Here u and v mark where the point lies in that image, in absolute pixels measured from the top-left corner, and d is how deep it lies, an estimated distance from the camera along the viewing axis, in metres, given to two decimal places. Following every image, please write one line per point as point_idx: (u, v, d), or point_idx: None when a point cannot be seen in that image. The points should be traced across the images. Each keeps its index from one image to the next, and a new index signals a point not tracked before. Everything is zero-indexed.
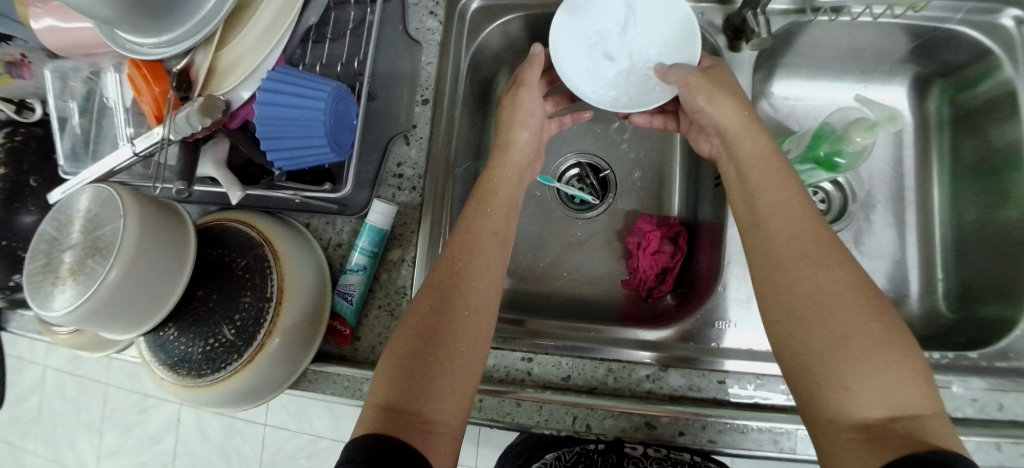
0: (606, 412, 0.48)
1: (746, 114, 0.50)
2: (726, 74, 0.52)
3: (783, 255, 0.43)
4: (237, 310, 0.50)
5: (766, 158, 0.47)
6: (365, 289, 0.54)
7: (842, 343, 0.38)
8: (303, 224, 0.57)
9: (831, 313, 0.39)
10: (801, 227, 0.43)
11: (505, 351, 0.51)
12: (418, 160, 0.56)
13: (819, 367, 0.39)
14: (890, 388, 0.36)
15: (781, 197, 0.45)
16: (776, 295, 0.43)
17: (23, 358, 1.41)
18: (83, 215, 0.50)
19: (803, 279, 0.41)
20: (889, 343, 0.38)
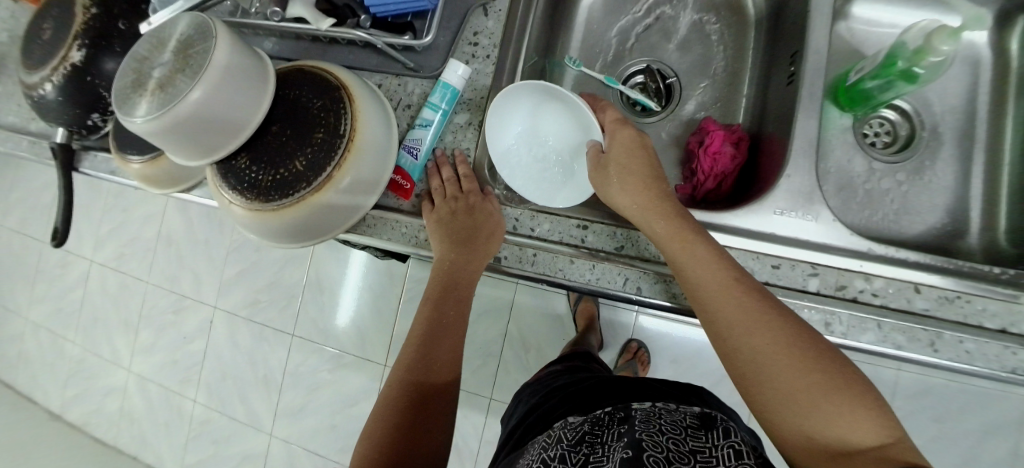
0: (656, 277, 0.49)
1: (652, 180, 0.50)
2: (622, 149, 0.52)
3: (726, 319, 0.44)
4: (309, 145, 0.52)
5: (677, 227, 0.47)
6: (430, 146, 0.56)
7: (790, 397, 0.40)
8: (376, 84, 0.58)
9: (774, 370, 0.41)
10: (728, 296, 0.44)
11: (561, 217, 0.52)
12: (495, 31, 0.57)
13: (783, 418, 0.41)
14: (849, 429, 0.39)
15: (707, 273, 0.45)
16: (731, 357, 0.44)
17: (70, 252, 1.47)
18: (178, 37, 0.52)
19: (743, 346, 0.43)
20: (837, 390, 0.40)
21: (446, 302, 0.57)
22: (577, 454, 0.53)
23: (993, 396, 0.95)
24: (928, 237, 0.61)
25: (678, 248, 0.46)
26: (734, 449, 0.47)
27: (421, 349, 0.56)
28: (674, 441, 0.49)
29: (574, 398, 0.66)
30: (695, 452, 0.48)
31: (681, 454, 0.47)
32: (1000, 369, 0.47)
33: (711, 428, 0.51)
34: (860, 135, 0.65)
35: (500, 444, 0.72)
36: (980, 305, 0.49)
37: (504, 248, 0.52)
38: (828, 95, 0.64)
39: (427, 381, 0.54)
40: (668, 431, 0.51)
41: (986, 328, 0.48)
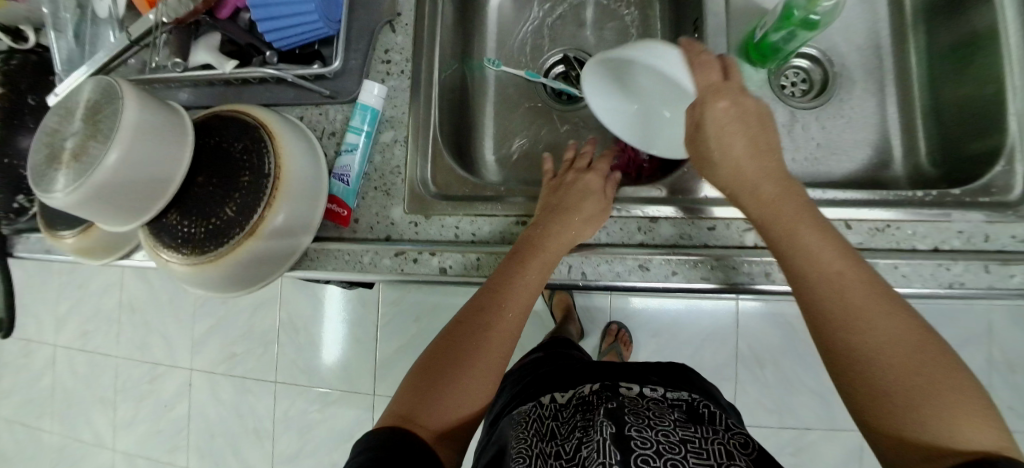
0: (600, 259, 0.49)
1: (761, 153, 0.47)
2: (719, 110, 0.47)
3: (849, 297, 0.40)
4: (236, 190, 0.52)
5: (785, 208, 0.44)
6: (360, 169, 0.55)
7: (899, 392, 0.36)
8: (297, 117, 0.58)
9: (889, 355, 0.37)
10: (848, 273, 0.41)
11: (500, 217, 0.53)
12: (405, 45, 0.57)
13: (890, 410, 0.36)
14: (963, 431, 0.34)
15: (815, 251, 0.42)
16: (841, 334, 0.39)
17: (31, 340, 1.42)
18: (85, 103, 0.51)
19: (860, 327, 0.39)
20: (954, 389, 0.36)
21: (507, 296, 0.48)
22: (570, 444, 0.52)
23: (957, 312, 0.99)
24: (859, 173, 0.64)
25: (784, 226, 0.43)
26: (722, 447, 0.48)
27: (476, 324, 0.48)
28: (664, 432, 0.50)
29: (560, 380, 0.66)
30: (685, 443, 0.49)
31: (672, 445, 0.48)
32: (938, 284, 0.49)
33: (701, 423, 0.53)
34: (778, 86, 0.67)
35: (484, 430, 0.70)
36: (911, 230, 0.52)
37: (447, 257, 0.51)
38: (741, 55, 0.67)
39: (453, 388, 0.45)
40: (658, 422, 0.52)
41: (919, 251, 0.51)
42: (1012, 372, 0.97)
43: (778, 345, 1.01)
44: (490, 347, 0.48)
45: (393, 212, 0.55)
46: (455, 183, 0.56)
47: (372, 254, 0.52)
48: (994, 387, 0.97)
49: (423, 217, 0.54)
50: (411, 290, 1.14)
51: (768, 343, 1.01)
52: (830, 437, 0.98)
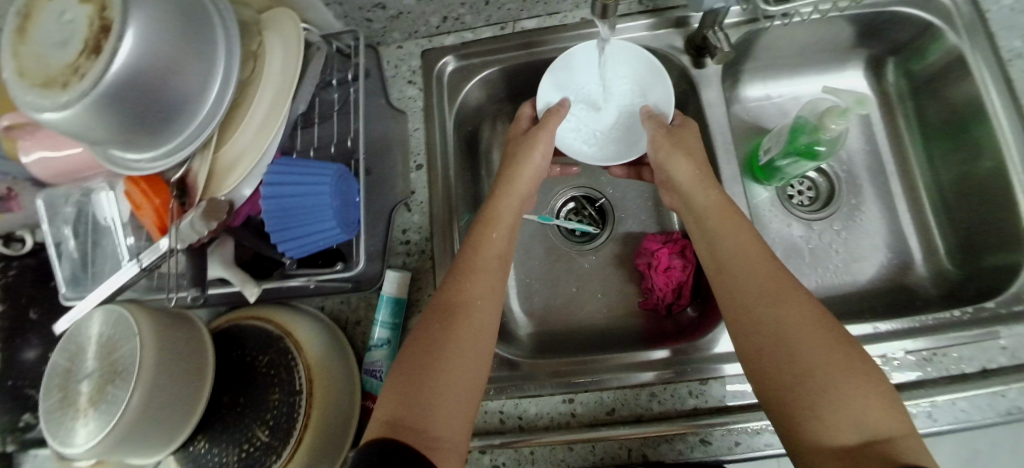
0: (659, 438, 0.48)
1: (703, 174, 0.52)
2: (692, 131, 0.55)
3: (748, 291, 0.45)
4: (268, 410, 0.49)
5: (726, 210, 0.50)
6: (391, 362, 0.53)
7: (806, 371, 0.40)
8: (318, 308, 0.57)
9: (793, 344, 0.41)
10: (758, 266, 0.46)
11: (545, 396, 0.51)
12: (422, 224, 0.57)
13: (794, 399, 0.40)
14: (853, 410, 0.38)
15: (738, 246, 0.48)
16: (747, 330, 0.44)
17: None
18: (97, 339, 0.49)
19: (767, 316, 0.43)
20: (849, 367, 0.39)
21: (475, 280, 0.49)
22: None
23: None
24: (883, 278, 0.64)
25: (715, 221, 0.50)
26: None
27: (438, 300, 0.47)
28: None
29: None
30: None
31: None
32: (997, 414, 0.49)
33: None
34: (785, 196, 0.68)
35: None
36: (956, 353, 0.52)
37: (500, 454, 0.49)
38: (746, 173, 0.68)
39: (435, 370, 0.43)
40: None
41: (969, 376, 0.51)
42: None
43: None
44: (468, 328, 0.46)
45: None
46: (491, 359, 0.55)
47: None
48: None
49: None
50: None
51: None
52: None
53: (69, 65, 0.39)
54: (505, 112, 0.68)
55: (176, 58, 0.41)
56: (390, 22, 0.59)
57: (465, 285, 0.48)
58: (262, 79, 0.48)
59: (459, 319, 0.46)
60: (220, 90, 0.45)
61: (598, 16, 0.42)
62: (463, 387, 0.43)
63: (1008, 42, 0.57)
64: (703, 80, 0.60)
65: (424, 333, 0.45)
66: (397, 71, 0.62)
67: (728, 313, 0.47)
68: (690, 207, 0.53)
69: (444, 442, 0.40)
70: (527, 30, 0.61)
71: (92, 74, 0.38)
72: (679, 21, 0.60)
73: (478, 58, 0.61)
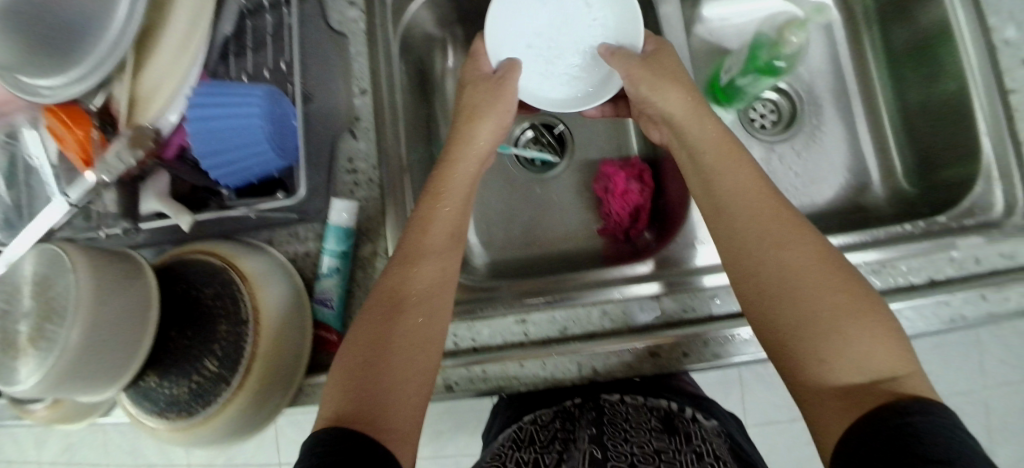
0: (608, 352, 0.48)
1: (694, 108, 0.51)
2: (669, 56, 0.53)
3: (750, 233, 0.44)
4: (215, 341, 0.48)
5: (724, 145, 0.48)
6: (343, 290, 0.52)
7: (813, 314, 0.40)
8: (266, 241, 0.55)
9: (798, 287, 0.41)
10: (759, 204, 0.45)
11: (498, 318, 0.51)
12: (369, 152, 0.54)
13: (800, 342, 0.39)
14: (860, 349, 0.38)
15: (739, 186, 0.46)
16: (748, 274, 0.43)
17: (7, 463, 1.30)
18: (31, 280, 0.46)
19: (771, 257, 0.43)
20: (855, 307, 0.39)
21: (423, 260, 0.46)
22: (550, 456, 0.57)
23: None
24: (841, 199, 0.64)
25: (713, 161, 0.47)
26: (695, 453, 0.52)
27: (382, 289, 0.45)
28: (638, 445, 0.53)
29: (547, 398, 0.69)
30: (658, 453, 0.52)
31: (645, 456, 0.51)
32: (941, 321, 0.49)
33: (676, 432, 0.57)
34: (748, 119, 0.67)
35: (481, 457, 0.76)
36: (905, 266, 0.52)
37: (452, 374, 0.50)
38: (708, 96, 0.66)
39: (385, 357, 0.41)
40: (631, 437, 0.56)
41: (917, 287, 0.51)
42: None
43: None
44: (415, 310, 0.44)
45: None
46: None
47: None
48: None
49: None
50: None
51: None
52: None
53: None
54: (458, 38, 0.65)
55: None
56: None
57: (412, 263, 0.45)
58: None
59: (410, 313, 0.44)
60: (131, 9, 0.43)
61: None
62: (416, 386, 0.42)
63: None
64: None
65: (366, 334, 0.43)
66: None
67: (728, 257, 0.45)
68: (686, 142, 0.50)
69: (394, 435, 0.39)
70: None
71: None
72: None
73: None
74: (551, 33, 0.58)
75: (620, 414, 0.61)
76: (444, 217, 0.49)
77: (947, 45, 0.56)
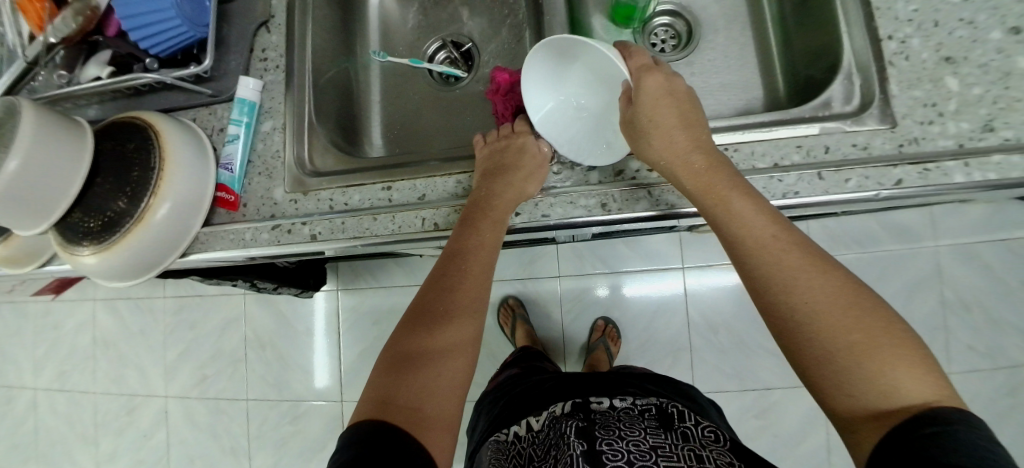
0: (450, 210, 0.54)
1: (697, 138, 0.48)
2: (657, 102, 0.49)
3: (773, 274, 0.42)
4: (127, 184, 0.56)
5: (711, 183, 0.45)
6: (243, 157, 0.60)
7: (834, 352, 0.39)
8: (189, 119, 0.63)
9: (824, 326, 0.40)
10: (773, 247, 0.43)
11: (368, 185, 0.56)
12: (279, 44, 0.62)
13: (827, 379, 0.39)
14: (894, 382, 0.37)
15: (745, 224, 0.44)
16: (775, 316, 0.42)
17: (14, 385, 1.44)
18: None
19: (787, 297, 0.42)
20: (881, 339, 0.39)
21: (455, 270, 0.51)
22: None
23: (894, 260, 1.08)
24: (731, 112, 0.67)
25: (713, 203, 0.45)
26: (692, 451, 0.58)
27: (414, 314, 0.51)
28: (635, 442, 0.59)
29: (538, 404, 0.74)
30: (655, 449, 0.58)
31: (643, 453, 0.57)
32: (772, 195, 0.52)
33: (671, 428, 0.63)
34: (649, 45, 0.71)
35: (470, 455, 0.78)
36: (750, 150, 0.54)
37: (317, 225, 0.56)
38: (608, 17, 0.70)
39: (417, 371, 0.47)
40: (628, 435, 0.61)
41: (761, 170, 0.53)
42: (964, 307, 1.06)
43: (730, 312, 1.06)
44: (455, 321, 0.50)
45: (276, 192, 0.59)
46: (331, 160, 0.61)
47: (254, 230, 0.57)
48: (953, 327, 1.06)
49: (302, 194, 0.58)
50: (366, 296, 1.19)
51: (719, 310, 1.07)
52: (792, 396, 1.03)
53: None
54: None
55: None
56: None
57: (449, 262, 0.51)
58: None
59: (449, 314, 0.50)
60: None
61: None
62: (452, 379, 0.48)
63: None
64: None
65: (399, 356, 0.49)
66: None
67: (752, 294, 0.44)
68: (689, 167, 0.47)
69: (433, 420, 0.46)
70: None
71: None
72: None
73: None
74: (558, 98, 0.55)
75: (611, 417, 0.67)
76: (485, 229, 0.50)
77: None
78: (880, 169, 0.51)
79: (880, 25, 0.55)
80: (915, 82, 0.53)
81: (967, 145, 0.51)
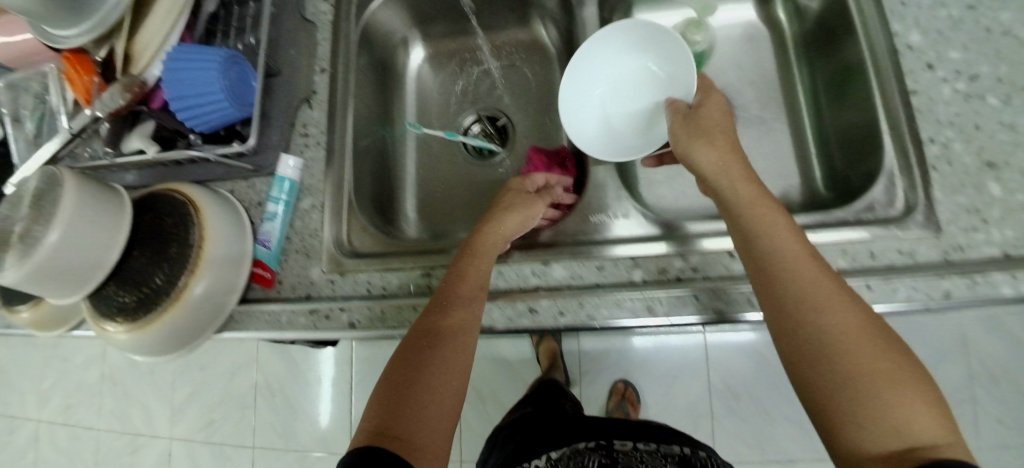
0: (493, 305, 0.53)
1: (737, 161, 0.49)
2: (715, 122, 0.52)
3: (797, 286, 0.42)
4: (164, 262, 0.56)
5: (753, 201, 0.46)
6: (281, 235, 0.59)
7: (849, 378, 0.38)
8: (227, 191, 0.64)
9: (843, 348, 0.39)
10: (797, 262, 0.43)
11: (407, 271, 0.56)
12: (321, 120, 0.63)
13: (839, 407, 0.38)
14: (907, 417, 0.36)
15: (776, 240, 0.44)
16: (790, 331, 0.41)
17: (15, 416, 1.41)
18: (32, 193, 0.56)
19: (809, 315, 0.41)
20: (898, 374, 0.38)
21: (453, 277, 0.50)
22: None
23: (917, 329, 1.07)
24: None
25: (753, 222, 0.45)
26: None
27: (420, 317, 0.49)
28: None
29: (556, 435, 0.73)
30: None
31: None
32: None
33: None
34: None
35: None
36: None
37: (355, 312, 0.55)
38: None
39: (412, 385, 0.45)
40: None
41: None
42: (991, 380, 1.05)
43: (752, 377, 1.04)
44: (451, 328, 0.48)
45: (312, 271, 0.59)
46: (369, 241, 0.61)
47: (290, 313, 0.56)
48: (979, 401, 1.04)
49: (340, 275, 0.57)
50: (381, 345, 1.18)
51: (741, 376, 1.05)
52: None
53: None
54: (420, 38, 0.74)
55: None
56: None
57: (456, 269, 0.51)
58: None
59: (444, 320, 0.48)
60: None
61: None
62: (448, 390, 0.45)
63: None
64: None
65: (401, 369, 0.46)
66: None
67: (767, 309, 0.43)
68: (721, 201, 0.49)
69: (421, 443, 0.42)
70: None
71: None
72: None
73: None
74: (594, 84, 0.60)
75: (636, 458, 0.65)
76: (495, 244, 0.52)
77: None
78: (929, 281, 0.51)
79: (921, 127, 0.55)
80: (960, 187, 0.53)
81: (1012, 253, 0.51)
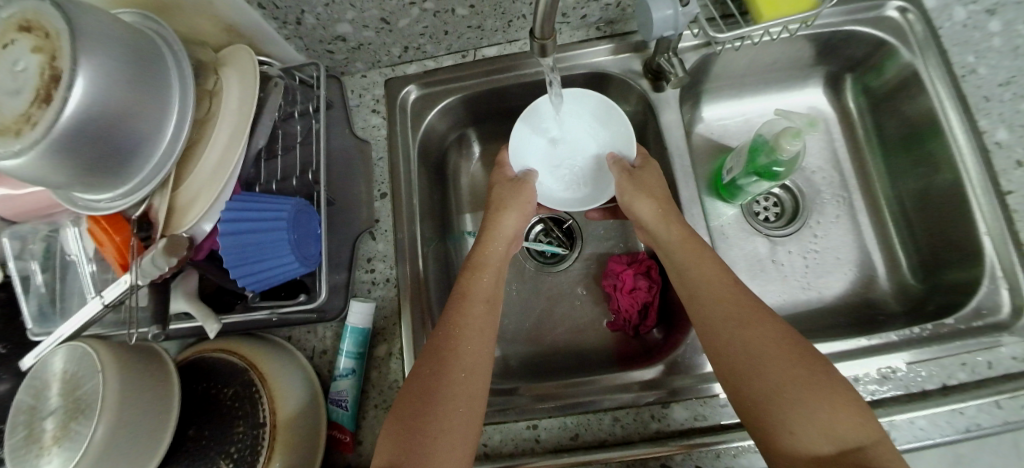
0: (620, 463, 0.49)
1: (664, 200, 0.55)
2: (655, 170, 0.57)
3: (716, 313, 0.48)
4: (231, 443, 0.47)
5: (687, 240, 0.52)
6: (357, 391, 0.53)
7: (776, 390, 0.42)
8: (284, 337, 0.58)
9: (762, 363, 0.44)
10: (720, 288, 0.49)
11: (508, 423, 0.52)
12: (387, 252, 0.58)
13: (770, 419, 0.42)
14: (831, 423, 0.40)
15: (703, 274, 0.50)
16: (718, 356, 0.46)
17: None
18: (61, 377, 0.46)
19: (736, 338, 0.46)
20: (822, 383, 0.42)
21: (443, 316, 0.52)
22: None
23: None
24: (849, 293, 0.66)
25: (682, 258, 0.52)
26: None
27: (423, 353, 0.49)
28: None
29: None
30: None
31: None
32: (955, 431, 0.49)
33: None
34: (753, 213, 0.70)
35: None
36: (920, 373, 0.52)
37: None
38: (712, 193, 0.69)
39: (426, 422, 0.44)
40: None
41: (930, 394, 0.51)
42: None
43: None
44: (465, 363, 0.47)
45: None
46: None
47: None
48: None
49: None
50: None
51: None
52: None
53: (21, 113, 0.39)
54: (474, 137, 0.69)
55: (129, 109, 0.41)
56: (351, 54, 0.60)
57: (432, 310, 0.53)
58: (218, 114, 0.48)
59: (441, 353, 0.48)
60: (170, 144, 0.45)
61: (537, 54, 0.40)
62: (459, 420, 0.44)
63: (960, 57, 0.59)
64: (662, 104, 0.59)
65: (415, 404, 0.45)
66: (361, 101, 0.63)
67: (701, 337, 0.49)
68: (658, 244, 0.54)
69: None
70: (485, 58, 0.62)
71: (42, 123, 0.38)
72: (638, 46, 0.60)
73: (438, 85, 0.62)
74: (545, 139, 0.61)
75: None
76: (483, 286, 0.53)
77: (942, 140, 0.58)
78: None
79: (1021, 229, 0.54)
80: None
81: None
